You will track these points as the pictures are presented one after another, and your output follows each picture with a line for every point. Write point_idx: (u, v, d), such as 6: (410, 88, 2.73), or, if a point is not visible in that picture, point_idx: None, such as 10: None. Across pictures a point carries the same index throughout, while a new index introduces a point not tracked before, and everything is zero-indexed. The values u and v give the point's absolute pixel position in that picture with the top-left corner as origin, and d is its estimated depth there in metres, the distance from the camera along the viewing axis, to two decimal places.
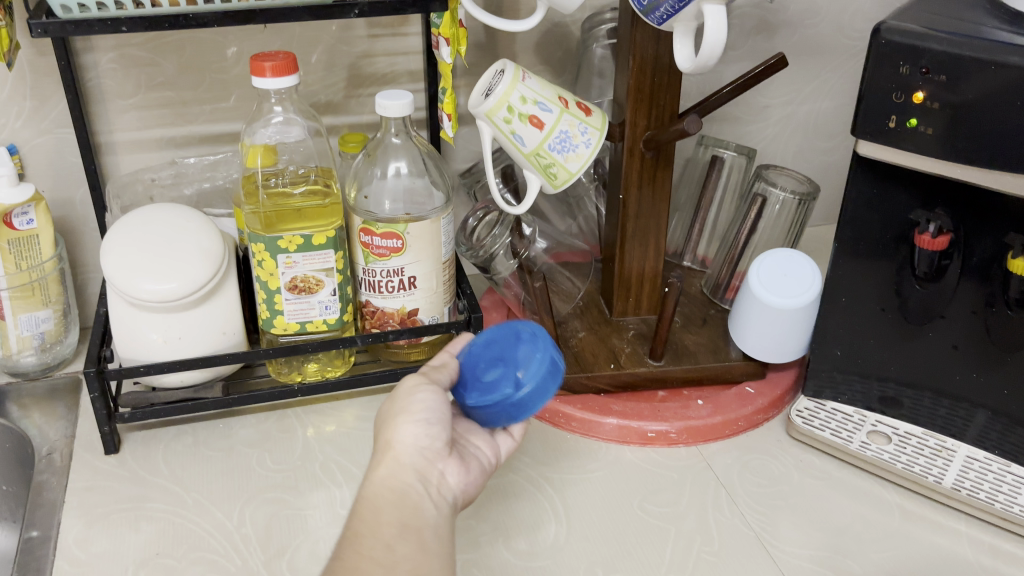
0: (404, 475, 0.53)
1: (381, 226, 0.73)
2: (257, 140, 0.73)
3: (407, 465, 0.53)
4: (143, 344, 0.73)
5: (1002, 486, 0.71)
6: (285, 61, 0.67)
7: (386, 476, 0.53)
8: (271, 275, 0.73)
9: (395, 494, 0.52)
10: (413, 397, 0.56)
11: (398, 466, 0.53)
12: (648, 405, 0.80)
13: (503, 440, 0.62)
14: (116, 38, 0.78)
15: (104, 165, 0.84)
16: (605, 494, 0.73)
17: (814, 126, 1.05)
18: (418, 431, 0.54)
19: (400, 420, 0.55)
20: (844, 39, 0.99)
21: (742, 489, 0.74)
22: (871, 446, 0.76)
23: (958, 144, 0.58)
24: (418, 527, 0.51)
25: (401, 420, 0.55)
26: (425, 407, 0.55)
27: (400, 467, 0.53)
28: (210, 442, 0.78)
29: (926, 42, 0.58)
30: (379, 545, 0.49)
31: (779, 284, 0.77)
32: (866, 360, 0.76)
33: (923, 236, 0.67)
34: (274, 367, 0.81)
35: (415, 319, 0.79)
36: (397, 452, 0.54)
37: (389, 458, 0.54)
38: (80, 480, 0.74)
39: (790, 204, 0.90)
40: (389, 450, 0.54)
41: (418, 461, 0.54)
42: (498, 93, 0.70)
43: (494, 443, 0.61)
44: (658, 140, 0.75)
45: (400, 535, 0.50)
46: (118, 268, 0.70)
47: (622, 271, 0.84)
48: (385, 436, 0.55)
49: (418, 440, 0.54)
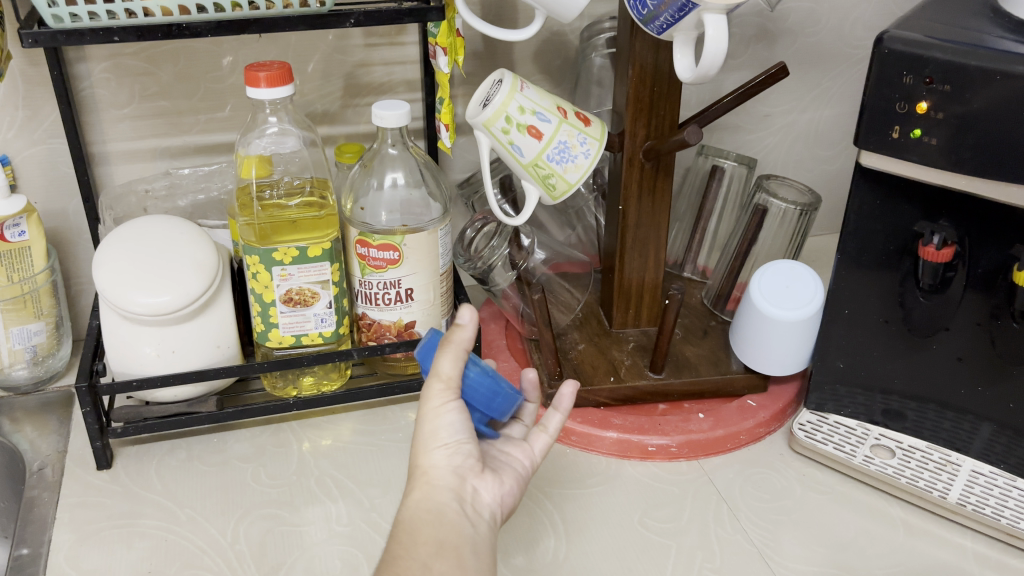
0: (443, 497, 0.51)
1: (378, 238, 0.72)
2: (252, 151, 0.72)
3: (444, 487, 0.52)
4: (135, 358, 0.72)
5: (1009, 500, 0.70)
6: (280, 71, 0.66)
7: (423, 499, 0.51)
8: (266, 288, 0.72)
9: (432, 515, 0.50)
10: (439, 418, 0.53)
11: (433, 488, 0.52)
12: (648, 418, 0.79)
13: (537, 440, 0.60)
14: (110, 47, 0.77)
15: (98, 175, 0.83)
16: (606, 509, 0.72)
17: (815, 135, 1.04)
18: (449, 452, 0.53)
19: (429, 443, 0.53)
20: (844, 48, 0.99)
21: (743, 504, 0.73)
22: (874, 460, 0.74)
23: (963, 154, 0.58)
24: (455, 546, 0.50)
25: (431, 444, 0.53)
26: (452, 426, 0.53)
27: (437, 489, 0.52)
28: (204, 457, 0.77)
29: (930, 51, 0.57)
30: (418, 565, 0.48)
31: (781, 296, 0.76)
32: (869, 372, 0.75)
33: (928, 247, 0.66)
34: (269, 381, 0.80)
35: (412, 332, 0.78)
36: (432, 476, 0.52)
37: (424, 481, 0.52)
38: (72, 496, 0.73)
39: (792, 214, 0.89)
40: (423, 474, 0.52)
41: (453, 481, 0.52)
42: (496, 103, 0.69)
43: (528, 448, 0.59)
44: (659, 150, 0.74)
45: (438, 553, 0.49)
46: (110, 282, 0.68)
47: (622, 283, 0.83)
48: (417, 461, 0.53)
49: (450, 461, 0.53)
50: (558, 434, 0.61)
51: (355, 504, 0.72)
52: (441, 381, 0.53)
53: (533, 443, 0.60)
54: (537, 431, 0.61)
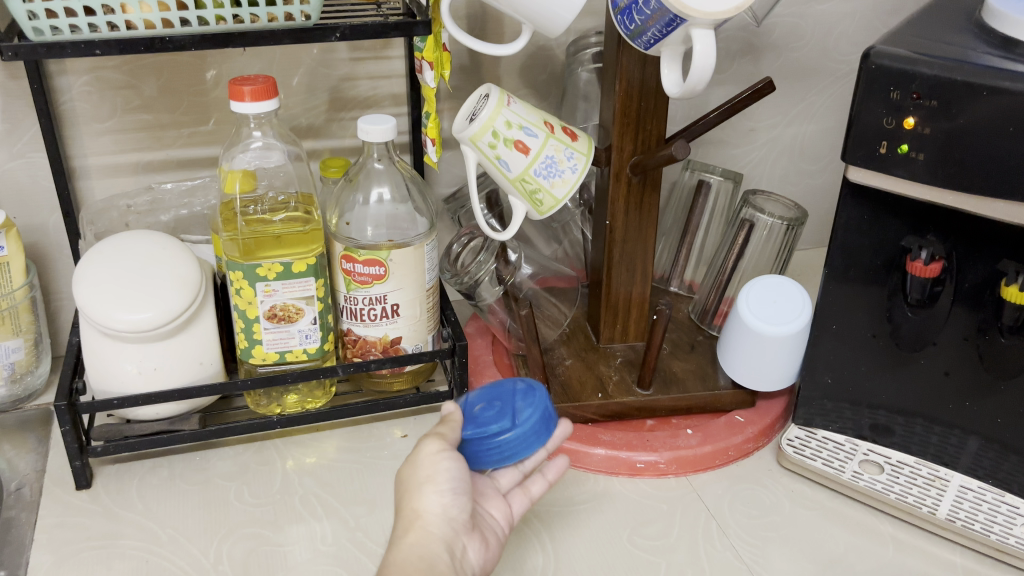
0: (434, 546, 0.54)
1: (364, 253, 0.71)
2: (235, 166, 0.71)
3: (436, 535, 0.55)
4: (116, 375, 0.70)
5: (997, 516, 0.70)
6: (265, 84, 0.65)
7: (415, 545, 0.54)
8: (249, 304, 0.71)
9: (423, 564, 0.53)
10: (436, 465, 0.56)
11: (426, 534, 0.54)
12: (636, 434, 0.78)
13: (517, 501, 0.63)
14: (91, 60, 0.76)
15: (77, 191, 0.82)
16: (595, 527, 0.71)
17: (800, 149, 1.04)
18: (444, 501, 0.56)
19: (425, 488, 0.56)
20: (829, 63, 0.99)
21: (732, 520, 0.73)
22: (863, 476, 0.74)
23: (950, 170, 0.58)
24: None
25: (427, 488, 0.56)
26: (450, 476, 0.56)
27: (428, 536, 0.54)
28: (186, 476, 0.75)
29: (917, 67, 0.57)
30: None
31: (769, 310, 0.76)
32: (857, 388, 0.75)
33: (915, 262, 0.66)
34: (252, 399, 0.78)
35: (398, 348, 0.77)
36: (426, 522, 0.55)
37: (419, 526, 0.55)
38: (50, 516, 0.71)
39: (778, 229, 0.89)
40: (417, 519, 0.55)
41: (445, 531, 0.55)
42: (483, 118, 0.68)
43: (506, 508, 0.62)
44: (646, 164, 0.73)
45: None
46: (91, 299, 0.67)
47: (609, 297, 0.83)
48: (410, 505, 0.56)
49: (443, 509, 0.56)
50: (537, 499, 0.64)
51: (340, 523, 0.71)
52: (435, 437, 0.58)
53: (513, 502, 0.63)
54: (517, 492, 0.64)
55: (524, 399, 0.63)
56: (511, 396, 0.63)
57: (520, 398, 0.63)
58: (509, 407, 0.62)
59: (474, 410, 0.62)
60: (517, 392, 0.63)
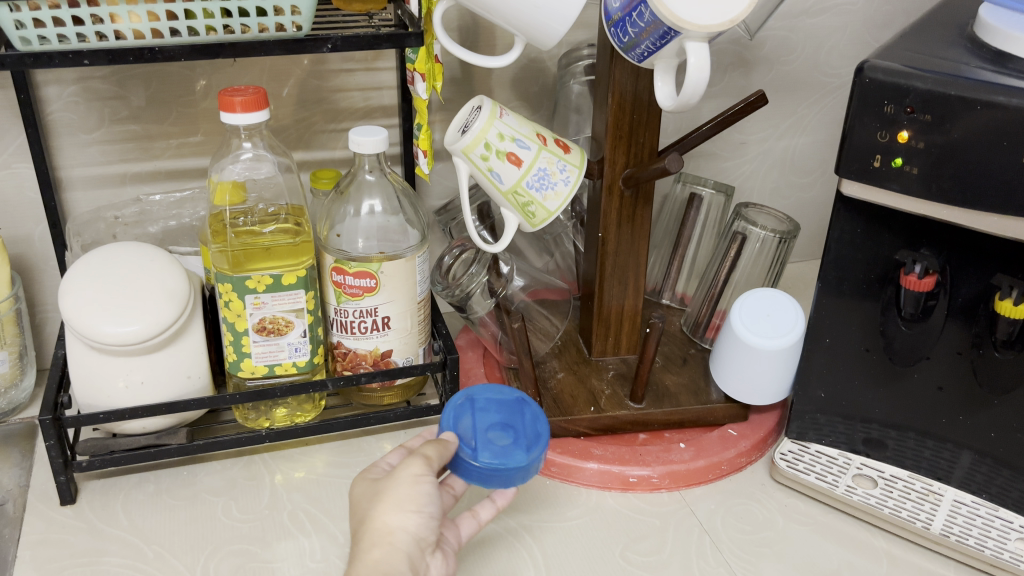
0: (400, 564, 0.54)
1: (355, 265, 0.70)
2: (225, 177, 0.70)
3: (403, 552, 0.54)
4: (102, 388, 0.69)
5: (992, 530, 0.69)
6: (255, 95, 0.64)
7: (381, 561, 0.53)
8: (238, 317, 0.70)
9: None
10: (417, 487, 0.57)
11: (394, 552, 0.54)
12: (629, 449, 0.78)
13: (466, 523, 0.64)
14: (79, 70, 0.76)
15: (63, 202, 0.81)
16: (587, 543, 0.70)
17: (791, 162, 1.04)
18: (419, 522, 0.56)
19: (399, 506, 0.56)
20: (820, 76, 0.99)
21: (725, 536, 0.72)
22: (857, 490, 0.74)
23: (944, 184, 0.57)
24: None
25: (404, 506, 0.55)
26: (428, 499, 0.56)
27: (395, 554, 0.54)
28: (173, 491, 0.74)
29: (910, 81, 0.57)
30: None
31: (762, 325, 0.75)
32: (850, 402, 0.75)
33: (909, 277, 0.66)
34: (240, 413, 0.78)
35: (389, 361, 0.76)
36: (394, 539, 0.54)
37: (387, 541, 0.54)
38: (33, 533, 0.70)
39: (770, 243, 0.89)
40: (387, 534, 0.54)
41: (412, 550, 0.55)
42: (475, 130, 0.68)
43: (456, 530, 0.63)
44: (638, 177, 0.73)
45: None
46: (77, 311, 0.66)
47: (601, 309, 0.82)
48: (381, 518, 0.55)
49: (415, 529, 0.55)
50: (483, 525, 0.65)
51: (329, 539, 0.70)
52: (421, 458, 0.58)
53: (463, 524, 0.64)
54: (466, 514, 0.65)
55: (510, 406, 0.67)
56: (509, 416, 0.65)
57: (513, 412, 0.66)
58: (514, 436, 0.64)
59: (486, 438, 0.63)
60: (510, 410, 0.66)
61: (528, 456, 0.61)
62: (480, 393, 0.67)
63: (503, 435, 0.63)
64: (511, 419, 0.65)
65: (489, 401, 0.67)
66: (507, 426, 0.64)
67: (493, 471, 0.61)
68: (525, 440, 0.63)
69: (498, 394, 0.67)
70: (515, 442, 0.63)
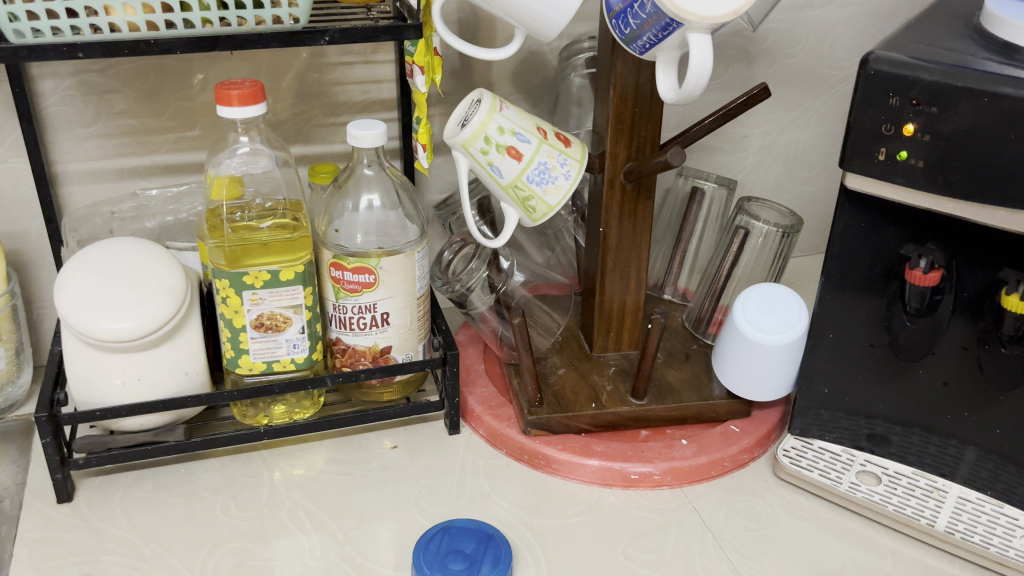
0: None
1: (353, 261, 0.70)
2: (222, 171, 0.70)
3: None
4: (98, 385, 0.69)
5: (997, 528, 0.69)
6: (252, 89, 0.64)
7: None
8: (236, 313, 0.69)
9: None
10: None
11: None
12: (630, 445, 0.77)
13: None
14: (74, 64, 0.75)
15: (60, 197, 0.80)
16: (588, 540, 0.70)
17: (795, 156, 1.03)
18: None
19: None
20: (823, 69, 0.98)
21: (728, 533, 0.71)
22: (861, 487, 0.73)
23: (950, 177, 0.57)
24: None
25: None
26: None
27: None
28: (171, 489, 0.74)
29: (916, 73, 0.57)
30: None
31: (764, 319, 0.74)
32: (854, 398, 0.74)
33: (914, 271, 0.65)
34: (239, 410, 0.77)
35: (388, 357, 0.75)
36: None
37: None
38: (30, 531, 0.69)
39: (773, 237, 0.88)
40: None
41: None
42: (474, 123, 0.67)
43: None
44: (640, 171, 0.72)
45: None
46: (73, 307, 0.66)
47: (602, 306, 0.82)
48: None
49: None
50: None
51: (328, 537, 0.69)
52: None
53: None
54: None
55: (479, 539, 0.66)
56: (476, 550, 0.65)
57: (481, 545, 0.66)
58: (472, 564, 0.64)
59: (442, 562, 0.64)
60: (479, 542, 0.66)
61: None
62: (455, 524, 0.68)
63: (460, 560, 0.64)
64: (475, 550, 0.65)
65: (461, 531, 0.67)
66: (468, 556, 0.65)
67: None
68: (481, 567, 0.64)
69: (473, 524, 0.68)
70: (470, 565, 0.64)
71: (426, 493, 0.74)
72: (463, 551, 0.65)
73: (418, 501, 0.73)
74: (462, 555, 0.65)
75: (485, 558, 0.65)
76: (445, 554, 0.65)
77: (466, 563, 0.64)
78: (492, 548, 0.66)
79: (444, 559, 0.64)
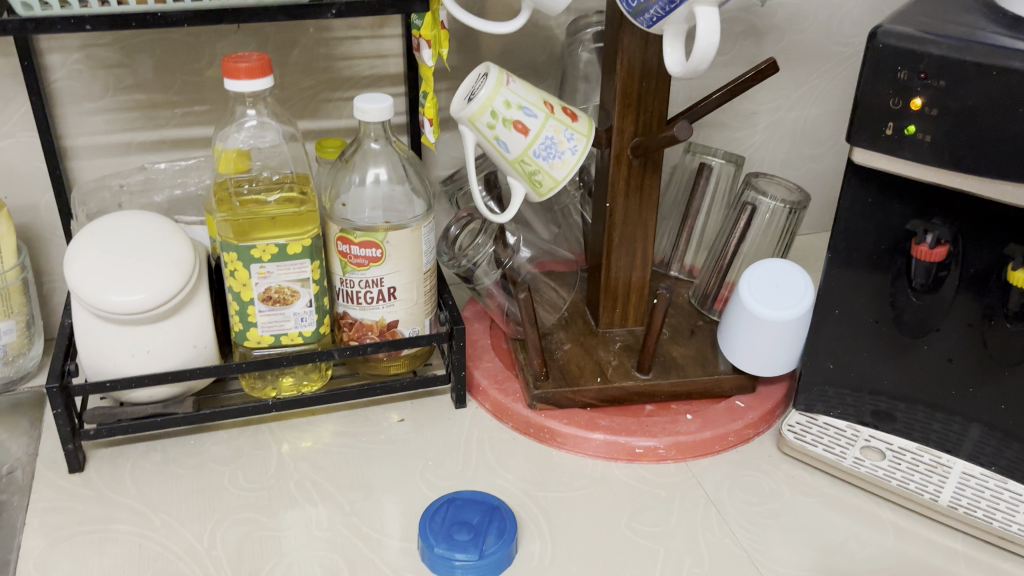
0: None
1: (360, 235, 0.70)
2: (229, 145, 0.70)
3: None
4: (108, 357, 0.69)
5: (1000, 503, 0.69)
6: (260, 62, 0.64)
7: None
8: (244, 286, 0.70)
9: None
10: None
11: None
12: (635, 420, 0.78)
13: None
14: (82, 38, 0.75)
15: (69, 171, 0.81)
16: (592, 513, 0.70)
17: (803, 133, 1.03)
18: None
19: None
20: (832, 45, 0.98)
21: (732, 507, 0.72)
22: (864, 462, 0.73)
23: (957, 152, 0.57)
24: None
25: None
26: None
27: None
28: (180, 460, 0.75)
29: (925, 46, 0.56)
30: None
31: (770, 295, 0.75)
32: (859, 374, 0.74)
33: (921, 246, 0.66)
34: (247, 382, 0.78)
35: (395, 332, 0.76)
36: None
37: None
38: (42, 500, 0.70)
39: (780, 213, 0.88)
40: None
41: None
42: (481, 97, 0.67)
43: None
44: (647, 146, 0.72)
45: None
46: (83, 280, 0.66)
47: (608, 282, 0.82)
48: None
49: None
50: None
51: (336, 508, 0.70)
52: None
53: None
54: None
55: (484, 511, 0.67)
56: (481, 522, 0.66)
57: (487, 517, 0.67)
58: (478, 536, 0.65)
59: (448, 533, 0.65)
60: (484, 514, 0.67)
61: (483, 558, 0.63)
62: (461, 495, 0.69)
63: (466, 532, 0.65)
64: (481, 522, 0.66)
65: (468, 501, 0.68)
66: (474, 528, 0.66)
67: (447, 561, 0.63)
68: (486, 539, 0.65)
69: (479, 495, 0.69)
70: (476, 537, 0.65)
71: (433, 466, 0.75)
72: (469, 522, 0.66)
73: (425, 473, 0.74)
74: (467, 527, 0.66)
75: (490, 530, 0.66)
76: (450, 525, 0.66)
77: (472, 537, 0.65)
78: (497, 521, 0.66)
79: (450, 531, 0.65)
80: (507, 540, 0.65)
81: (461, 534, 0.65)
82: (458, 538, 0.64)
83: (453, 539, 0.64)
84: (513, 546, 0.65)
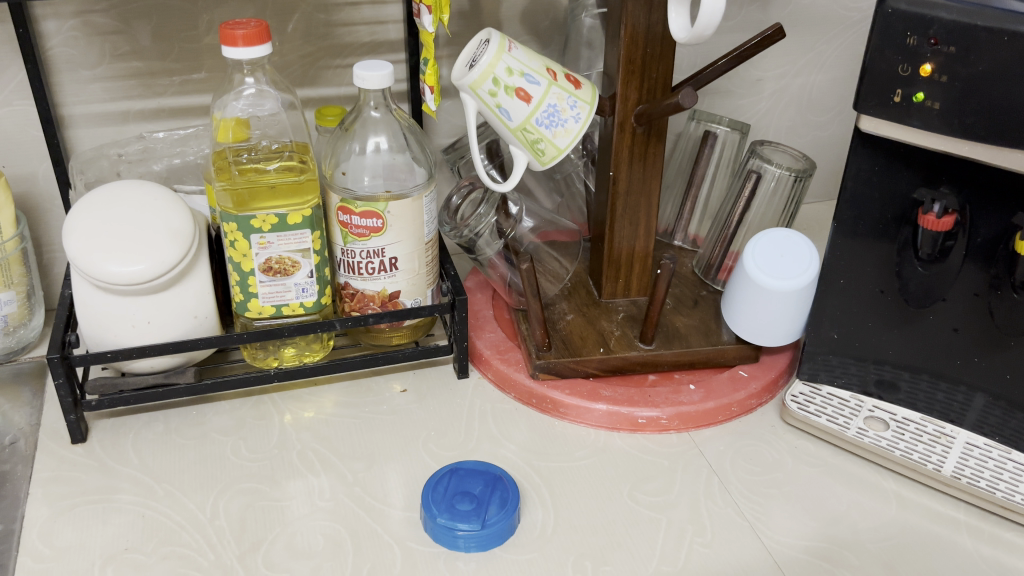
0: None
1: (361, 205, 0.69)
2: (228, 114, 0.69)
3: None
4: (108, 327, 0.69)
5: (1003, 473, 0.69)
6: (257, 29, 0.63)
7: None
8: (244, 256, 0.69)
9: None
10: None
11: None
12: (637, 390, 0.77)
13: None
14: (78, 4, 0.74)
15: (67, 139, 0.80)
16: (594, 482, 0.70)
17: (809, 101, 1.02)
18: None
19: None
20: (839, 10, 0.96)
21: (735, 477, 0.72)
22: (868, 432, 0.73)
23: (966, 119, 0.56)
24: None
25: None
26: None
27: None
28: (183, 430, 0.75)
29: (935, 11, 0.55)
30: None
31: (776, 265, 0.73)
32: (863, 343, 0.74)
33: (928, 216, 0.64)
34: (248, 353, 0.77)
35: (397, 302, 0.75)
36: None
37: None
38: (44, 470, 0.70)
39: (785, 181, 0.87)
40: None
41: None
42: (482, 64, 0.66)
43: None
44: (650, 114, 0.71)
45: None
46: (83, 251, 0.66)
47: (611, 252, 0.81)
48: None
49: None
50: None
51: (337, 478, 0.70)
52: None
53: None
54: None
55: (487, 482, 0.67)
56: (483, 492, 0.66)
57: (490, 488, 0.67)
58: (480, 506, 0.65)
59: (450, 503, 0.65)
60: (487, 485, 0.67)
61: (485, 529, 0.63)
62: (464, 464, 0.69)
63: (468, 503, 0.65)
64: (483, 493, 0.66)
65: (471, 471, 0.68)
66: (476, 498, 0.66)
67: (450, 532, 0.63)
68: (488, 511, 0.65)
69: (482, 466, 0.69)
70: (478, 508, 0.65)
71: (435, 436, 0.75)
72: (471, 492, 0.66)
73: (427, 443, 0.74)
74: (469, 497, 0.66)
75: (492, 502, 0.66)
76: (452, 494, 0.66)
77: (474, 508, 0.65)
78: (500, 492, 0.66)
79: (452, 501, 0.65)
80: (508, 512, 0.65)
81: (462, 505, 0.65)
82: (459, 508, 0.65)
83: (455, 509, 0.65)
84: (515, 518, 0.65)
